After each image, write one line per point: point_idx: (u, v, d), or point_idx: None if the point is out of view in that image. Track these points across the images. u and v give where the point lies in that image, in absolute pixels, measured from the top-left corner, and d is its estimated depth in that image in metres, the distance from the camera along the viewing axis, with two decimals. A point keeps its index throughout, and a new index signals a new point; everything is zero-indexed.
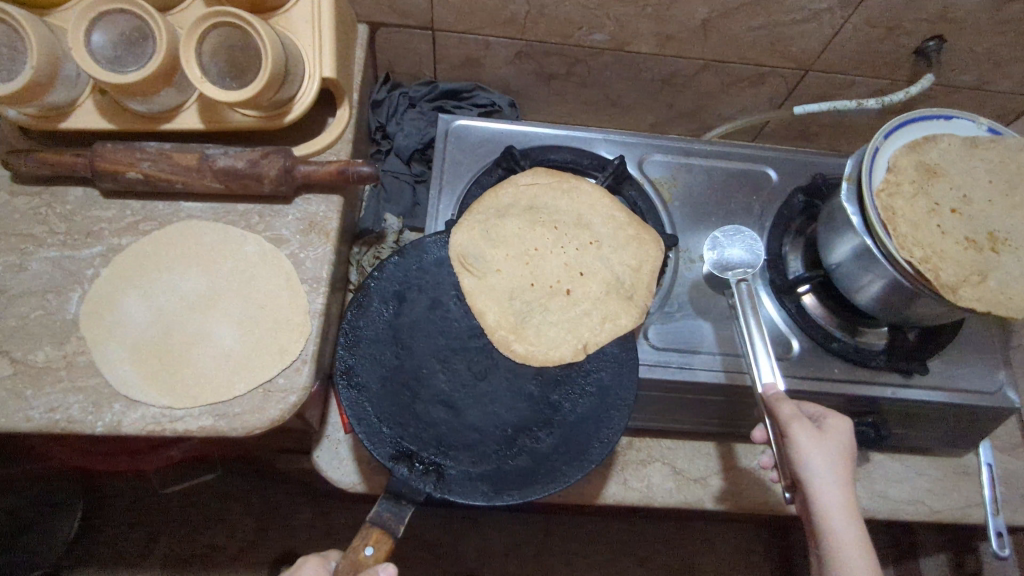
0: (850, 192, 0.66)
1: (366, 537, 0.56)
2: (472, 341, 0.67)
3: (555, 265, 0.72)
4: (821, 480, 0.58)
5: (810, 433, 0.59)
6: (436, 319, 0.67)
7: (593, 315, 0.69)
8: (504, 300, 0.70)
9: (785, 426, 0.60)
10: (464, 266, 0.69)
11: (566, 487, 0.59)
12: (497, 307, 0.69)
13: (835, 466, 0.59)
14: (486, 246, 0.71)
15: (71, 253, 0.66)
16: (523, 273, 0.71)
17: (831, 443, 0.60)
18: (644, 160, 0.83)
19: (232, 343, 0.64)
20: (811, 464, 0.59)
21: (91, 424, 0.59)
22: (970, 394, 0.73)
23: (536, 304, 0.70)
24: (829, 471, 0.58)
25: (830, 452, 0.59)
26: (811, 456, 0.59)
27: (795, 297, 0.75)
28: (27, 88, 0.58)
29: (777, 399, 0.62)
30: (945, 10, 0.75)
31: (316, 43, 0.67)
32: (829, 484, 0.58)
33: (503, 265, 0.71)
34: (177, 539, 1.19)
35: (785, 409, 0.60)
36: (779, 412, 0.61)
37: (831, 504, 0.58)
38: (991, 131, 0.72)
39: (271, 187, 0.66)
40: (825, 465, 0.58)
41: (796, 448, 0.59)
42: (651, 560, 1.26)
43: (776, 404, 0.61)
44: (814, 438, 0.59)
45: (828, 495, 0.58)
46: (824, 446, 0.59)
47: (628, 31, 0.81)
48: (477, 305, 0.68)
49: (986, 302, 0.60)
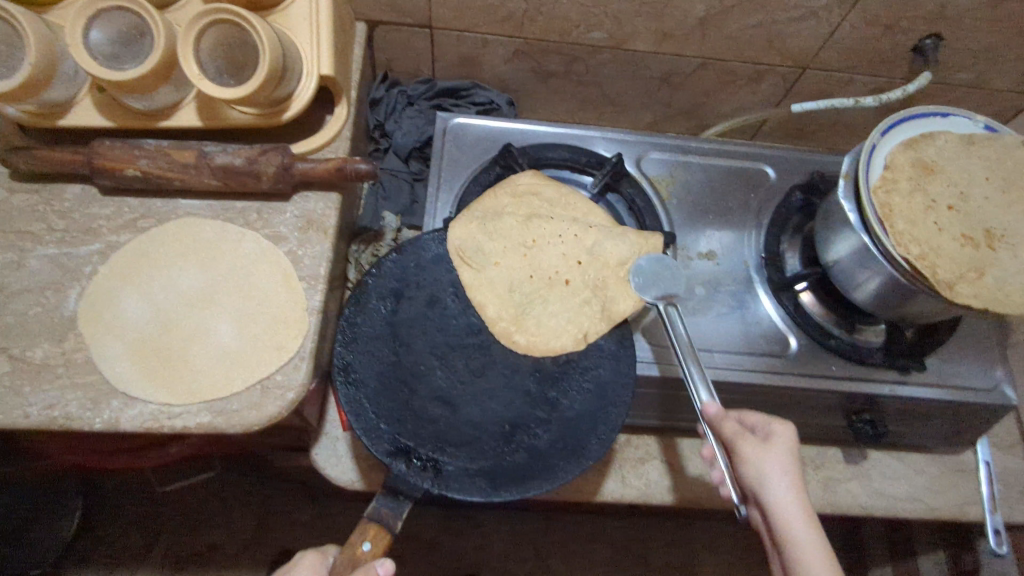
0: (848, 189, 0.67)
1: (364, 532, 0.56)
2: (471, 338, 0.67)
3: (553, 259, 0.72)
4: (775, 487, 0.57)
5: (754, 445, 0.59)
6: (433, 315, 0.67)
7: (592, 310, 0.69)
8: (502, 296, 0.70)
9: (730, 442, 0.60)
10: (461, 262, 0.69)
11: (563, 483, 0.59)
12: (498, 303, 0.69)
13: (787, 472, 0.58)
14: (484, 238, 0.71)
15: (69, 250, 0.66)
16: (522, 268, 0.72)
17: (779, 451, 0.59)
18: (642, 158, 0.83)
19: (229, 340, 0.64)
20: (763, 475, 0.58)
21: (89, 420, 0.59)
22: (968, 391, 0.73)
23: (535, 297, 0.71)
24: (779, 478, 0.57)
25: (781, 460, 0.59)
26: (764, 466, 0.58)
27: (792, 294, 0.76)
28: (24, 85, 0.59)
29: (722, 418, 0.60)
30: (942, 7, 0.75)
31: (313, 41, 0.67)
32: (784, 490, 0.57)
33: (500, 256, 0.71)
34: (176, 538, 1.19)
35: (727, 425, 0.60)
36: (724, 431, 0.60)
37: (790, 511, 0.56)
38: (988, 128, 0.72)
39: (269, 184, 0.66)
40: (777, 473, 0.58)
41: (748, 462, 0.59)
42: (650, 559, 1.26)
43: (720, 423, 0.60)
44: (760, 449, 0.59)
45: (785, 501, 0.57)
46: (773, 455, 0.59)
47: (626, 30, 0.81)
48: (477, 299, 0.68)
49: (983, 299, 0.61)
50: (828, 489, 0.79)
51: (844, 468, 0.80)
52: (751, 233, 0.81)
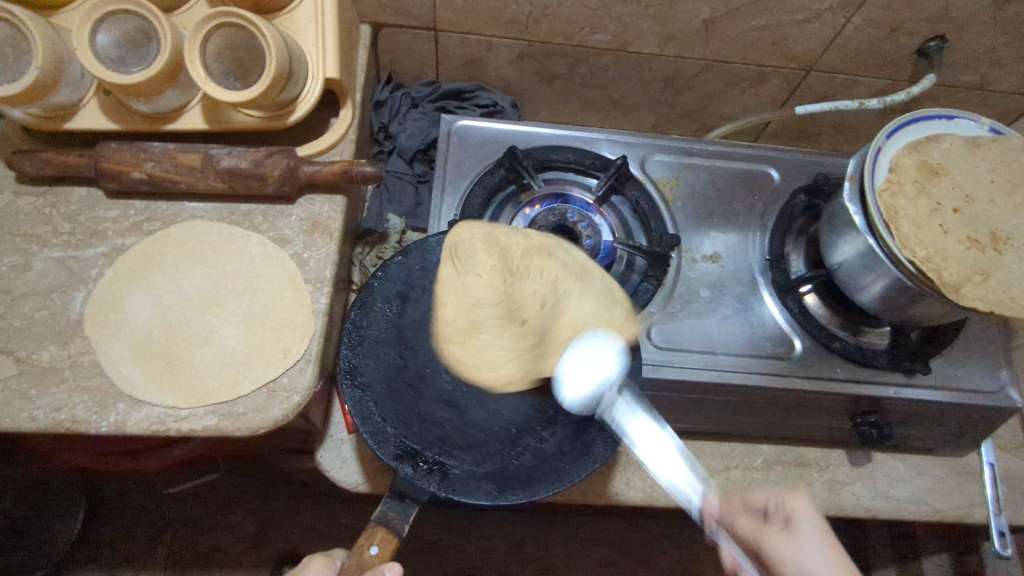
0: (852, 192, 0.68)
1: (371, 536, 0.56)
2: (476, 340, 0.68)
3: (547, 282, 0.69)
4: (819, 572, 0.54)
5: (779, 536, 0.58)
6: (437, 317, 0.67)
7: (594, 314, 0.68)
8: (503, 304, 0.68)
9: (754, 541, 0.59)
10: (455, 273, 0.67)
11: (571, 486, 0.58)
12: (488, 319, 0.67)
13: (821, 551, 0.55)
14: (470, 258, 0.68)
15: (75, 253, 0.67)
16: (513, 292, 0.68)
17: (804, 530, 0.57)
18: (646, 160, 0.83)
19: (234, 342, 0.64)
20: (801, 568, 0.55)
21: (96, 423, 0.59)
22: (973, 393, 0.73)
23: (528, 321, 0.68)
24: (817, 561, 0.55)
25: (810, 541, 0.56)
26: (796, 556, 0.56)
27: (797, 297, 0.75)
28: (31, 89, 0.59)
29: (729, 514, 0.61)
30: (946, 10, 0.75)
31: (319, 44, 0.67)
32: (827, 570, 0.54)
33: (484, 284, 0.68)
34: (179, 540, 1.19)
35: (740, 523, 0.60)
36: (740, 528, 0.60)
37: None
38: (992, 131, 0.72)
39: (275, 187, 0.66)
40: (811, 556, 0.55)
41: (778, 556, 0.57)
42: (653, 560, 1.26)
43: (730, 519, 0.61)
44: (784, 538, 0.57)
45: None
46: (799, 537, 0.57)
47: (630, 32, 0.81)
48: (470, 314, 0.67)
49: (989, 301, 0.61)
50: (832, 492, 0.79)
51: (849, 471, 0.80)
52: (755, 235, 0.81)
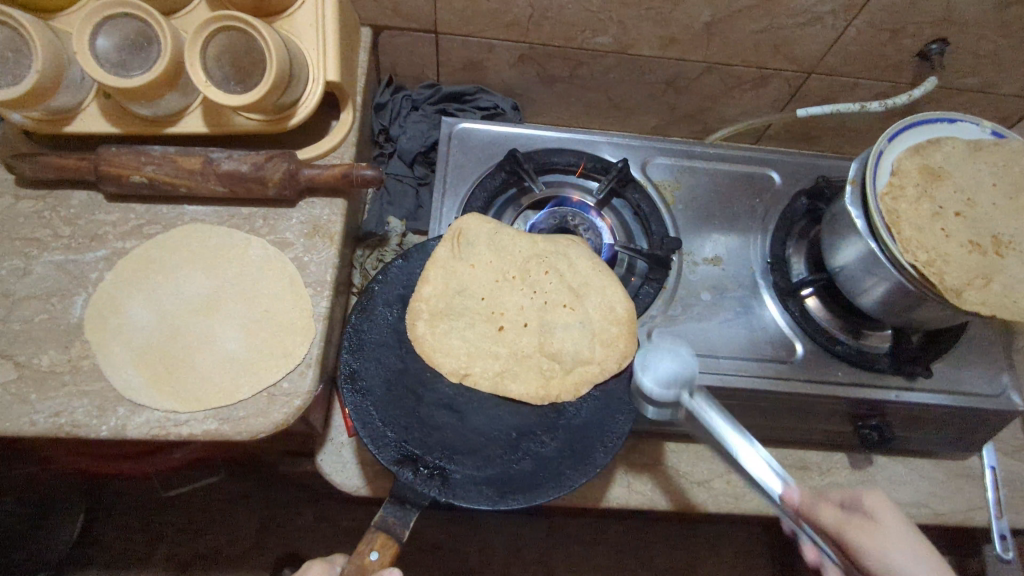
0: (853, 195, 0.67)
1: (371, 542, 0.56)
2: (478, 342, 0.68)
3: (551, 280, 0.70)
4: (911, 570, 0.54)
5: (865, 531, 0.57)
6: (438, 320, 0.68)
7: (594, 314, 0.69)
8: (507, 304, 0.70)
9: (839, 533, 0.59)
10: (464, 271, 0.69)
11: (571, 491, 0.59)
12: (494, 316, 0.69)
13: (906, 547, 0.55)
14: (478, 257, 0.70)
15: (75, 257, 0.66)
16: (518, 290, 0.70)
17: (893, 530, 0.56)
18: (647, 163, 0.83)
19: (235, 347, 0.64)
20: (887, 563, 0.55)
21: (96, 427, 0.59)
22: (975, 397, 0.73)
23: (531, 321, 0.69)
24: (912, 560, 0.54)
25: (897, 537, 0.56)
26: (886, 552, 0.55)
27: (799, 300, 0.75)
28: (30, 92, 0.58)
29: (811, 505, 0.61)
30: (949, 12, 0.75)
31: (320, 47, 0.67)
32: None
33: (491, 280, 0.70)
34: (180, 542, 1.19)
35: (826, 514, 0.60)
36: (822, 516, 0.60)
37: None
38: (994, 134, 0.72)
39: (275, 190, 0.66)
40: (897, 552, 0.55)
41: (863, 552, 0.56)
42: (653, 562, 1.26)
43: (815, 509, 0.60)
44: (872, 535, 0.57)
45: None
46: (894, 539, 0.56)
47: (632, 34, 0.81)
48: (478, 311, 0.69)
49: (991, 305, 0.60)
50: None
51: (850, 474, 0.80)
52: (756, 238, 0.81)
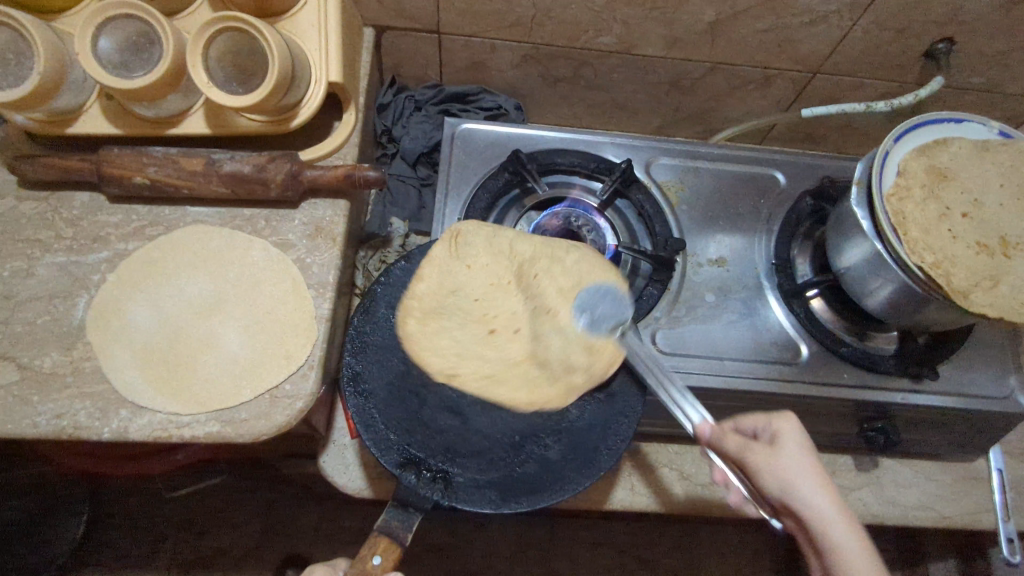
0: (860, 196, 0.66)
1: (374, 546, 0.56)
2: (473, 347, 0.69)
3: (541, 287, 0.70)
4: (800, 491, 0.52)
5: (761, 450, 0.54)
6: (439, 322, 0.68)
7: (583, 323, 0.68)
8: (501, 309, 0.71)
9: (738, 458, 0.55)
10: (459, 272, 0.71)
11: (575, 494, 0.58)
12: (487, 322, 0.71)
13: (801, 465, 0.53)
14: (473, 258, 0.71)
15: (77, 258, 0.66)
16: (511, 297, 0.72)
17: (790, 453, 0.54)
18: (651, 163, 0.83)
19: (237, 348, 0.64)
20: (781, 481, 0.53)
21: (98, 429, 0.59)
22: (981, 399, 0.73)
23: (522, 329, 0.70)
24: (802, 481, 0.52)
25: (793, 460, 0.53)
26: (780, 473, 0.53)
27: (804, 302, 0.75)
28: (33, 93, 0.58)
29: (718, 436, 0.57)
30: (956, 11, 0.74)
31: (322, 48, 0.67)
32: (820, 498, 0.51)
33: (485, 284, 0.72)
34: (183, 542, 1.19)
35: (728, 442, 0.56)
36: (725, 445, 0.56)
37: (821, 510, 0.51)
38: (1002, 134, 0.71)
39: (278, 192, 0.66)
40: (792, 470, 0.53)
41: (760, 475, 0.54)
42: (657, 563, 1.25)
43: (719, 439, 0.56)
44: (770, 457, 0.54)
45: (809, 498, 0.52)
46: (786, 460, 0.53)
47: (636, 34, 0.81)
48: (470, 313, 0.71)
49: (999, 307, 0.60)
50: None
51: (856, 477, 0.80)
52: (761, 239, 0.80)
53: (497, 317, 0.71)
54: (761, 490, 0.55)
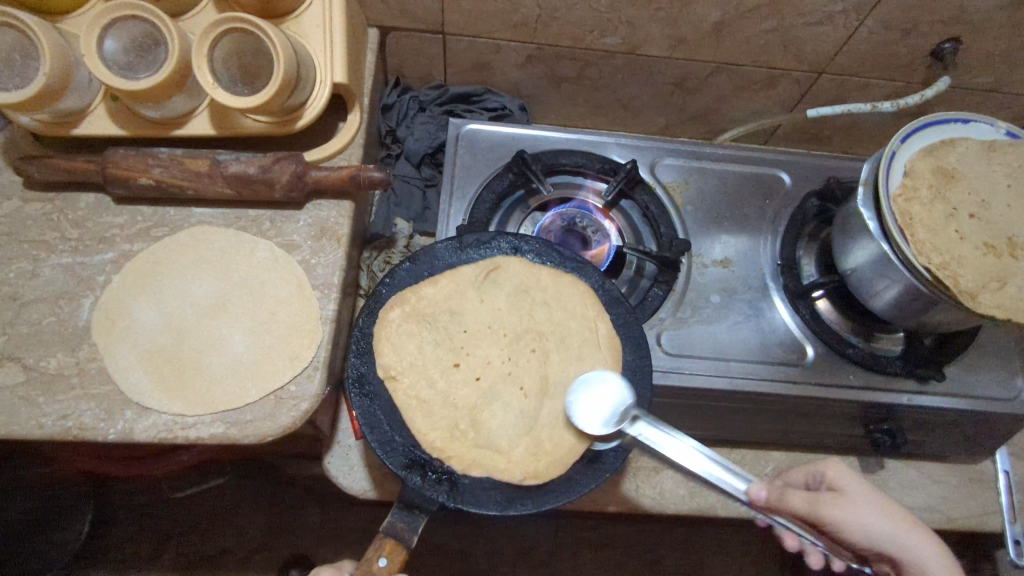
0: (866, 197, 0.66)
1: (380, 548, 0.54)
2: (434, 374, 0.66)
3: (530, 361, 0.68)
4: (885, 526, 0.56)
5: (838, 503, 0.57)
6: (430, 339, 0.67)
7: (546, 413, 0.65)
8: (482, 353, 0.68)
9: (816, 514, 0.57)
10: (471, 304, 0.69)
11: (581, 495, 0.58)
12: (459, 352, 0.68)
13: (874, 503, 0.58)
14: (491, 298, 0.70)
15: (83, 259, 0.66)
16: (498, 339, 0.69)
17: (858, 492, 0.59)
18: (656, 164, 0.83)
19: (242, 350, 0.64)
20: (867, 526, 0.56)
21: (103, 430, 0.59)
22: (988, 401, 0.72)
23: (485, 381, 0.67)
24: (880, 516, 0.57)
25: (863, 499, 0.58)
26: (861, 515, 0.57)
27: (809, 302, 0.74)
28: (38, 95, 0.58)
29: (777, 496, 0.56)
30: (963, 11, 0.73)
31: (327, 48, 0.67)
32: (903, 527, 0.56)
33: (487, 319, 0.69)
34: (187, 542, 1.19)
35: (802, 502, 0.57)
36: (799, 505, 0.57)
37: (908, 538, 0.56)
38: (1008, 134, 0.71)
39: (282, 193, 0.66)
40: (868, 512, 0.57)
41: (845, 525, 0.56)
42: (661, 564, 1.25)
43: (789, 500, 0.56)
44: (847, 504, 0.57)
45: (893, 532, 0.56)
46: (860, 501, 0.58)
47: (641, 34, 0.80)
48: (450, 338, 0.68)
49: (1007, 308, 0.59)
50: None
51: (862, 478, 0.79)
52: (766, 240, 0.80)
53: (473, 355, 0.68)
54: (848, 542, 0.57)
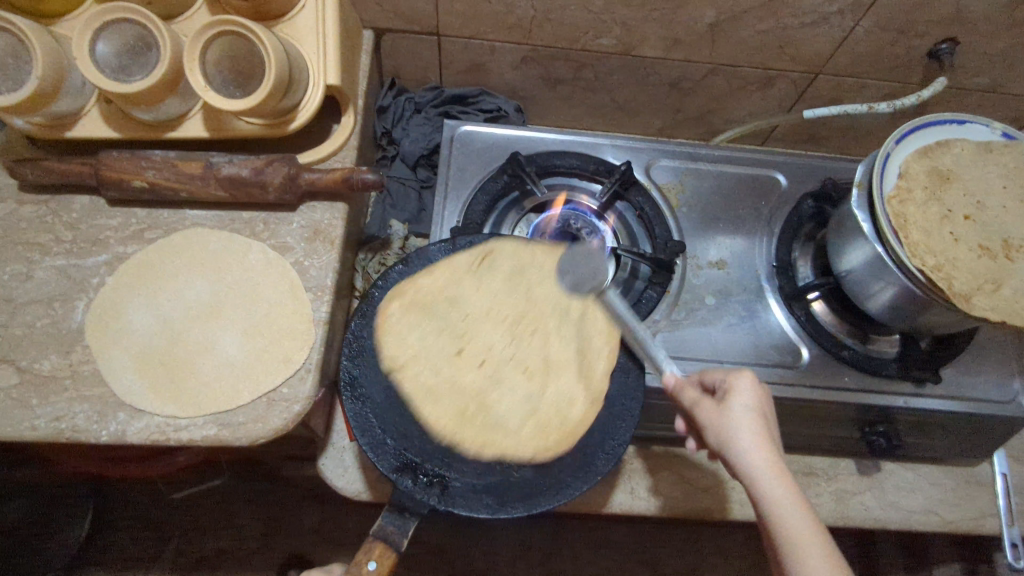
0: (860, 198, 0.66)
1: (369, 551, 0.54)
2: (438, 362, 0.67)
3: (533, 345, 0.69)
4: (736, 450, 0.53)
5: (707, 408, 0.56)
6: (432, 327, 0.68)
7: (550, 396, 0.66)
8: (482, 338, 0.68)
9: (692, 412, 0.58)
10: (469, 290, 0.69)
11: (572, 499, 0.58)
12: (462, 339, 0.68)
13: (746, 428, 0.53)
14: (487, 284, 0.70)
15: (77, 261, 0.67)
16: (500, 327, 0.69)
17: (737, 411, 0.54)
18: (651, 165, 0.83)
19: (234, 351, 0.64)
20: (721, 441, 0.54)
21: (96, 432, 0.59)
22: (983, 403, 0.72)
23: (489, 365, 0.67)
24: (740, 441, 0.53)
25: (737, 418, 0.54)
26: (721, 431, 0.54)
27: (804, 304, 0.74)
28: (30, 98, 0.58)
29: (679, 387, 0.59)
30: (959, 12, 0.73)
31: (321, 50, 0.67)
32: (753, 459, 0.52)
33: (489, 305, 0.69)
34: (186, 542, 1.20)
35: (685, 394, 0.59)
36: (684, 397, 0.59)
37: (753, 470, 0.51)
38: (1005, 135, 0.71)
39: (276, 195, 0.66)
40: (734, 425, 0.54)
41: (709, 433, 0.56)
42: (659, 565, 1.25)
43: (680, 391, 0.59)
44: (717, 415, 0.55)
45: (743, 457, 0.52)
46: (731, 418, 0.54)
47: (636, 35, 0.80)
48: (451, 326, 0.69)
49: (1001, 311, 0.59)
50: (841, 502, 0.77)
51: (857, 480, 0.79)
52: (762, 241, 0.80)
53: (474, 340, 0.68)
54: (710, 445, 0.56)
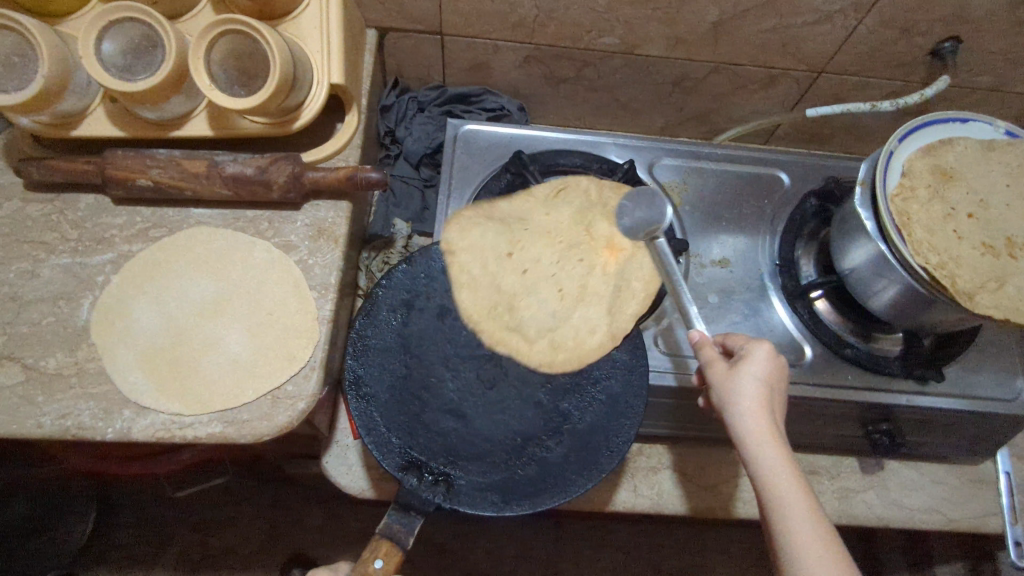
0: (863, 197, 0.66)
1: (375, 549, 0.54)
2: (489, 257, 0.74)
3: (575, 271, 0.75)
4: (738, 415, 0.53)
5: (718, 369, 0.56)
6: (493, 228, 0.75)
7: (575, 318, 0.73)
8: (534, 251, 0.76)
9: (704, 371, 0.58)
10: (537, 211, 0.76)
11: (575, 497, 0.58)
12: (514, 245, 0.76)
13: (752, 395, 0.54)
14: (555, 213, 0.76)
15: (82, 260, 0.67)
16: (548, 245, 0.76)
17: (747, 378, 0.54)
18: (654, 164, 0.83)
19: (240, 349, 0.64)
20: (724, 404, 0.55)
21: (102, 430, 0.59)
22: (987, 401, 0.72)
23: (530, 275, 0.75)
24: (744, 408, 0.53)
25: (745, 385, 0.54)
26: (727, 394, 0.55)
27: (808, 302, 0.74)
28: (37, 97, 0.59)
29: (700, 343, 0.59)
30: (962, 10, 0.73)
31: (324, 48, 0.67)
32: (753, 425, 0.53)
33: (548, 224, 0.76)
34: (190, 539, 1.20)
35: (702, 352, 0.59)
36: (700, 355, 0.59)
37: (751, 437, 0.53)
38: (1008, 133, 0.71)
39: (280, 194, 0.66)
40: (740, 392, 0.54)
41: (716, 393, 0.56)
42: (662, 564, 1.25)
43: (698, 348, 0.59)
44: (726, 378, 0.55)
45: (743, 423, 0.53)
46: (740, 384, 0.54)
47: (639, 33, 0.80)
48: (512, 231, 0.76)
49: (1005, 309, 0.59)
50: (844, 500, 0.77)
51: (860, 478, 0.79)
52: (765, 240, 0.80)
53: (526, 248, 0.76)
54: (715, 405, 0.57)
